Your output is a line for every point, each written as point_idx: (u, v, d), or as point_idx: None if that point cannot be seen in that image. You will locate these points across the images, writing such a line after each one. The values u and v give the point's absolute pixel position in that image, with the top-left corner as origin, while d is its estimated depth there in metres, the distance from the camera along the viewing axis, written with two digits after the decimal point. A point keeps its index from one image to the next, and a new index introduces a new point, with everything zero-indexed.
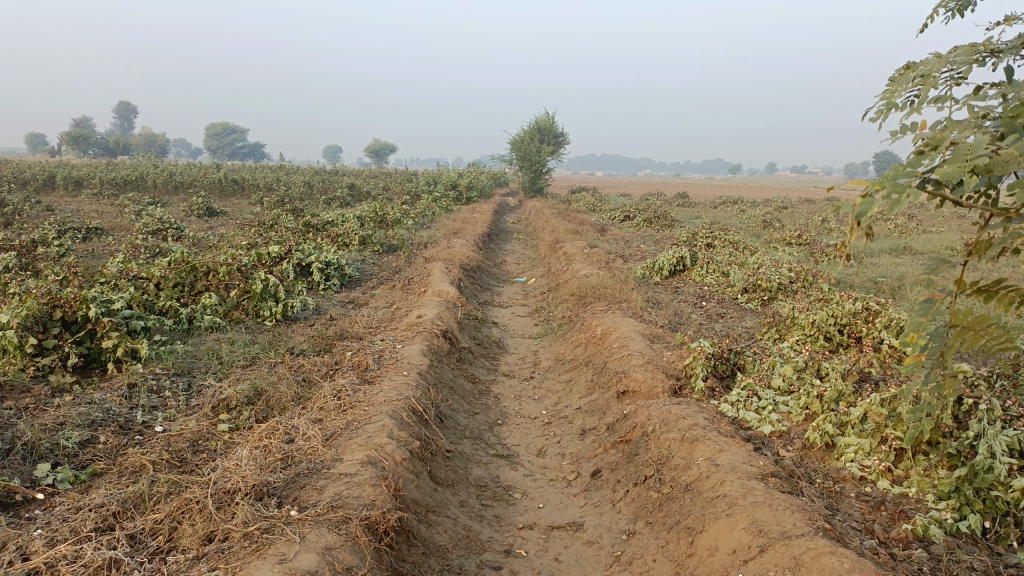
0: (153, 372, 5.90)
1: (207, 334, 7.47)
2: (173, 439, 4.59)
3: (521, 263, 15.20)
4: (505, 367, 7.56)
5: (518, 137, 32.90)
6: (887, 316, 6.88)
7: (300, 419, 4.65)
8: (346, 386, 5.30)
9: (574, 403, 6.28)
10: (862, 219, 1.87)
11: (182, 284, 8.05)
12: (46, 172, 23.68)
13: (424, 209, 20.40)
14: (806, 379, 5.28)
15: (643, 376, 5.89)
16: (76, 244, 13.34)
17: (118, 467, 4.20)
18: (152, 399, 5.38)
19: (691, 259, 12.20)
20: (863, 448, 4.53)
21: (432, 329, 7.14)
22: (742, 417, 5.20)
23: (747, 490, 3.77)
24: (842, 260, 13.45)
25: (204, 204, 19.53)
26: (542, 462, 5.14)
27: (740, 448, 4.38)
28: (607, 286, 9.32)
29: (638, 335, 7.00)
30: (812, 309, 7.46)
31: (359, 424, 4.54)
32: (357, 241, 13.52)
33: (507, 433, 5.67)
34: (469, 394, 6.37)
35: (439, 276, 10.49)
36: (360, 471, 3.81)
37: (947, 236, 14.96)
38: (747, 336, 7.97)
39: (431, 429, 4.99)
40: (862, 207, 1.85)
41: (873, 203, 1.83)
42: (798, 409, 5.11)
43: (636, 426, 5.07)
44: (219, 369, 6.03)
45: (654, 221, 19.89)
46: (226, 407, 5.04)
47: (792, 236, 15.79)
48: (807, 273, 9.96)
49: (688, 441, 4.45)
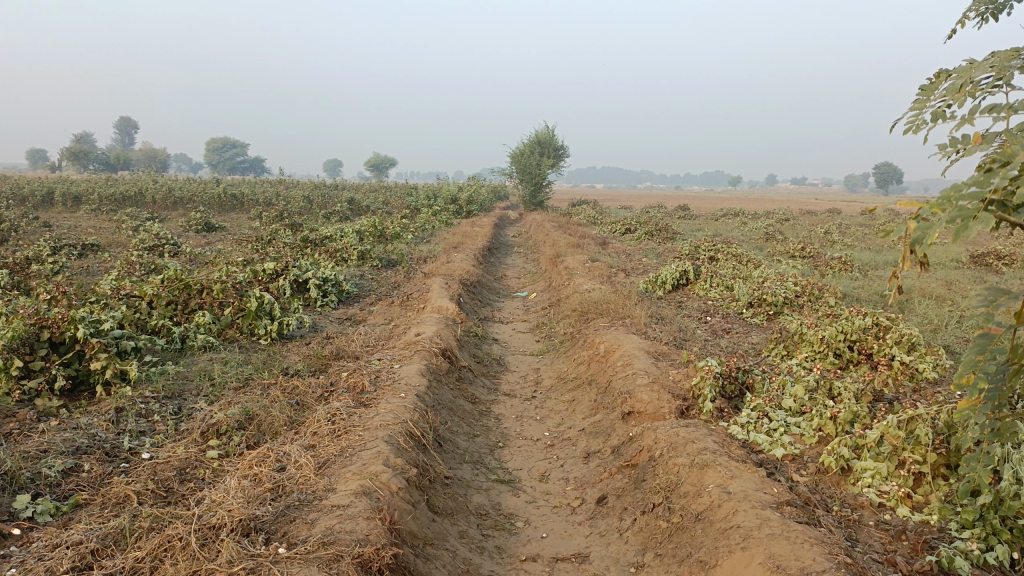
0: (142, 395, 5.70)
1: (200, 353, 7.28)
2: (160, 467, 4.39)
3: (522, 278, 15.04)
4: (506, 386, 7.36)
5: (518, 150, 32.77)
6: (898, 332, 6.70)
7: (293, 445, 4.47)
8: (341, 410, 5.11)
9: (577, 424, 6.08)
10: (921, 243, 2.00)
11: (175, 302, 7.87)
12: (44, 188, 23.51)
13: (423, 224, 20.26)
14: (818, 400, 5.09)
15: (649, 396, 5.69)
16: (71, 262, 13.17)
17: (102, 498, 4.00)
18: (140, 424, 5.19)
19: (694, 273, 12.02)
20: (880, 473, 4.34)
21: (431, 348, 6.96)
22: (752, 439, 5.00)
23: (762, 521, 3.57)
24: (847, 273, 13.30)
25: (203, 219, 19.39)
26: (544, 488, 4.94)
27: (752, 474, 4.18)
28: (610, 302, 9.14)
29: (643, 353, 6.81)
30: (820, 325, 7.28)
31: (353, 450, 4.35)
32: (355, 256, 13.36)
33: (508, 457, 5.47)
34: (469, 415, 6.17)
35: (438, 292, 10.32)
36: (353, 502, 3.61)
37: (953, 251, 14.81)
38: (753, 353, 7.78)
39: (429, 454, 4.79)
40: (920, 232, 1.97)
41: (931, 229, 1.97)
42: (811, 431, 4.91)
43: (643, 449, 4.87)
44: (210, 391, 5.84)
45: (656, 234, 19.75)
46: (216, 432, 4.85)
47: (795, 249, 15.63)
48: (813, 287, 9.79)
49: (698, 467, 4.25)
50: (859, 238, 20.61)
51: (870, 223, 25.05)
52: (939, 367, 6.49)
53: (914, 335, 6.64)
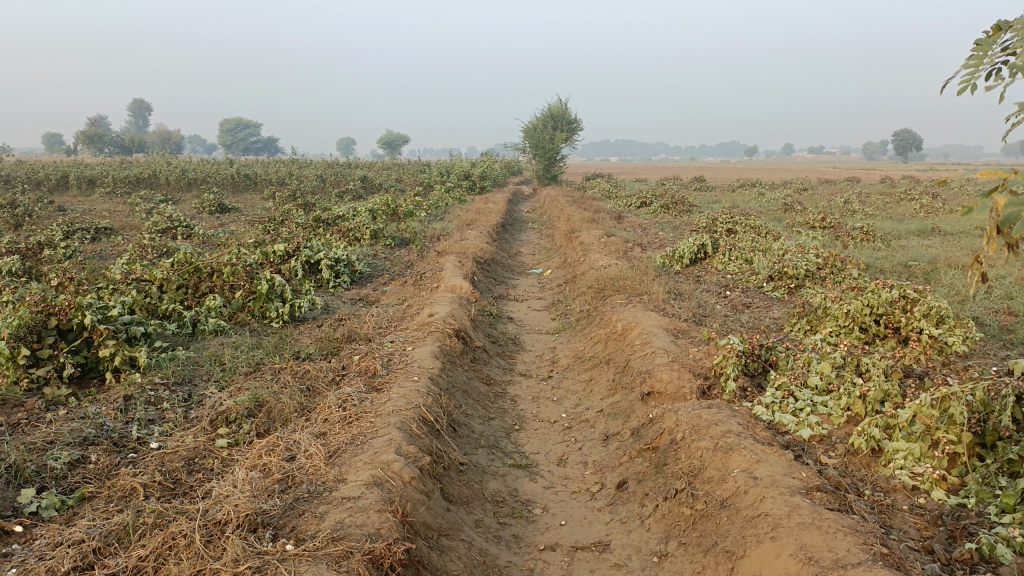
0: (152, 382, 5.60)
1: (211, 338, 7.18)
2: (167, 458, 4.29)
3: (537, 254, 14.86)
4: (522, 366, 7.21)
5: (531, 124, 32.38)
6: (926, 304, 6.47)
7: (303, 433, 4.34)
8: (352, 395, 4.96)
9: (595, 405, 5.93)
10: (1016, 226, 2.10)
11: (185, 286, 7.76)
12: (59, 171, 23.49)
13: (437, 201, 20.08)
14: (846, 378, 4.89)
15: (669, 376, 5.52)
16: (85, 246, 13.12)
17: (108, 491, 3.90)
18: (149, 412, 5.10)
19: (712, 246, 11.77)
20: (913, 454, 4.15)
21: (444, 329, 6.80)
22: (778, 420, 4.82)
23: (792, 509, 3.41)
24: (868, 244, 12.99)
25: (216, 200, 19.31)
26: (562, 473, 4.79)
27: (780, 457, 4.00)
28: (627, 278, 8.95)
29: (662, 330, 6.63)
30: (845, 299, 7.04)
31: (365, 438, 4.21)
32: (368, 235, 13.22)
33: (524, 440, 5.32)
34: (484, 397, 6.03)
35: (452, 270, 10.15)
36: (364, 494, 3.48)
37: (978, 229, 14.48)
38: (775, 328, 7.56)
39: (443, 440, 4.66)
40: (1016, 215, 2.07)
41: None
42: (839, 411, 4.73)
43: (664, 432, 4.71)
44: (221, 377, 5.73)
45: (672, 206, 19.44)
46: (225, 420, 4.73)
47: (815, 220, 15.32)
48: (835, 259, 9.53)
49: (722, 451, 4.09)
50: (879, 207, 20.21)
51: (890, 191, 24.58)
52: (969, 341, 6.27)
53: (943, 308, 6.41)
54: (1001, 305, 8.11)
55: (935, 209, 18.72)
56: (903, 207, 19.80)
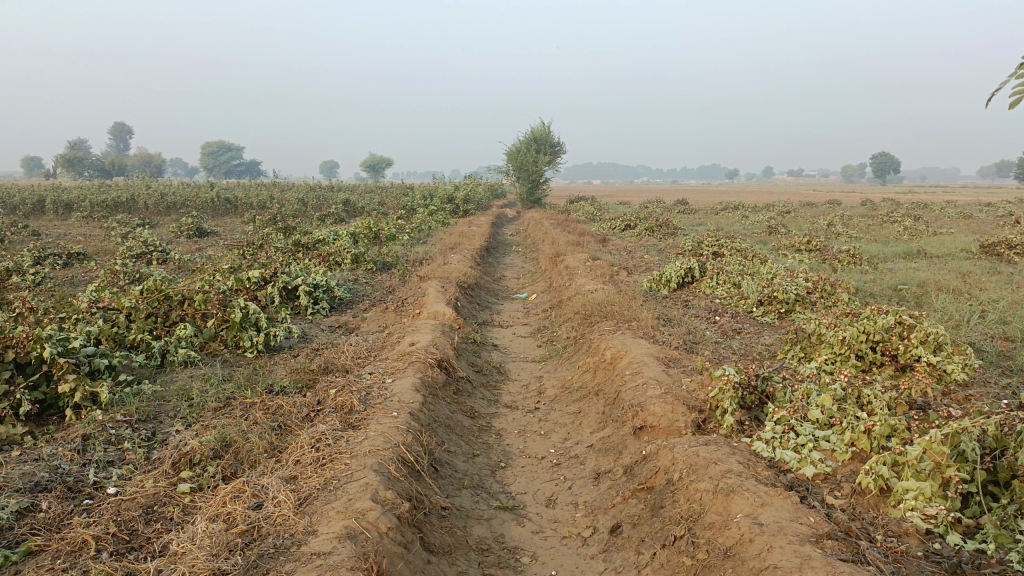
0: (113, 419, 5.25)
1: (180, 370, 6.85)
2: (124, 506, 3.96)
3: (521, 278, 14.63)
4: (507, 397, 6.91)
5: (514, 147, 32.30)
6: (924, 331, 6.26)
7: (272, 477, 4.03)
8: (327, 433, 4.65)
9: (585, 440, 5.64)
10: None
11: (155, 314, 7.41)
12: (35, 196, 23.04)
13: (419, 224, 19.84)
14: (848, 410, 4.64)
15: (662, 409, 5.25)
16: (56, 272, 12.73)
17: (58, 544, 3.56)
18: (109, 453, 4.75)
19: (699, 269, 11.56)
20: (924, 494, 3.87)
21: (426, 359, 6.51)
22: (779, 457, 4.55)
23: (803, 561, 3.14)
24: (856, 267, 12.86)
25: (194, 224, 18.96)
26: (552, 515, 4.50)
27: (785, 501, 3.73)
28: (615, 304, 8.71)
29: (652, 359, 6.36)
30: (840, 325, 6.81)
31: (339, 482, 3.91)
32: (349, 259, 12.93)
33: (510, 479, 5.02)
34: (468, 432, 5.73)
35: (434, 296, 9.86)
36: (336, 549, 3.18)
37: (964, 253, 14.40)
38: (768, 355, 7.32)
39: (424, 482, 4.35)
40: None
41: None
42: (843, 446, 4.46)
43: (659, 471, 4.43)
44: (188, 413, 5.39)
45: (657, 229, 19.29)
46: (188, 462, 4.40)
47: (801, 243, 15.20)
48: (825, 282, 9.35)
49: (722, 493, 3.82)
50: (863, 229, 20.20)
51: (873, 213, 24.62)
52: (969, 368, 6.06)
53: (941, 334, 6.19)
54: (996, 330, 7.93)
55: (919, 230, 18.72)
56: (886, 229, 19.78)
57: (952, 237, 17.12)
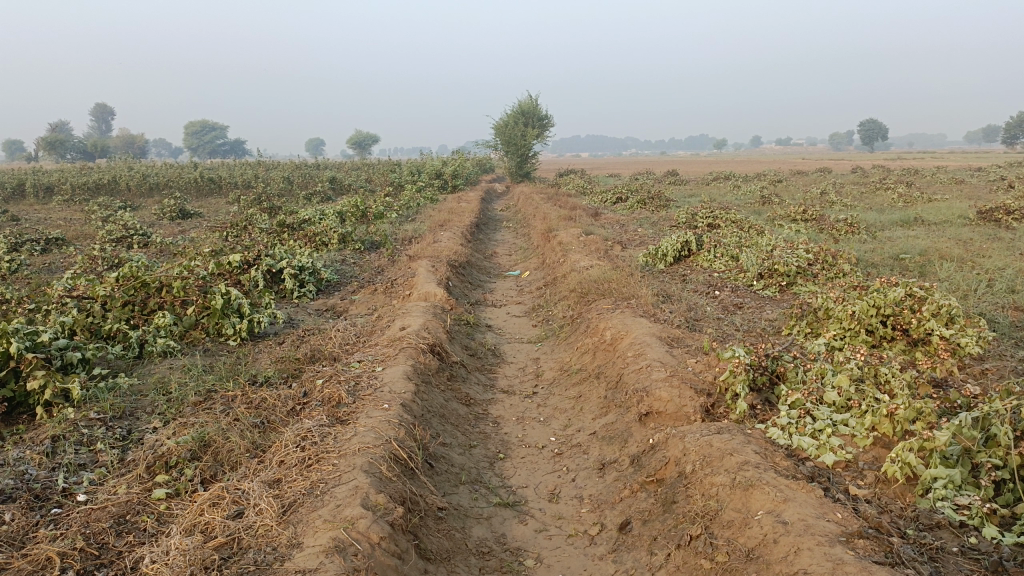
0: (86, 418, 4.92)
1: (159, 361, 6.51)
2: (94, 517, 3.65)
3: (513, 254, 14.30)
4: (503, 382, 6.61)
5: (501, 121, 31.80)
6: (936, 303, 5.96)
7: (253, 482, 3.73)
8: (313, 430, 4.34)
9: (587, 427, 5.37)
10: None
11: (132, 303, 7.05)
12: (14, 180, 22.47)
13: (408, 201, 19.44)
14: (868, 392, 4.35)
15: (668, 393, 4.97)
16: (34, 259, 12.32)
17: (19, 563, 3.21)
18: (80, 456, 4.43)
19: (696, 243, 11.24)
20: (954, 483, 3.63)
21: (418, 345, 6.19)
22: (796, 445, 4.28)
23: (835, 566, 2.87)
24: (855, 237, 12.58)
25: (177, 206, 18.50)
26: (555, 511, 4.22)
27: (809, 495, 3.46)
28: (612, 281, 8.39)
29: (655, 339, 6.07)
30: (848, 299, 6.52)
31: (327, 486, 3.60)
32: (336, 239, 12.56)
33: (510, 472, 4.74)
34: (463, 421, 5.44)
35: (425, 276, 9.54)
36: (322, 566, 2.89)
37: (963, 220, 14.10)
38: (772, 332, 7.04)
39: (418, 480, 4.06)
40: None
41: None
42: (864, 431, 4.19)
43: (670, 462, 4.17)
44: (166, 409, 5.07)
45: (649, 201, 18.94)
46: (164, 465, 4.09)
47: (796, 213, 14.88)
48: (826, 253, 9.05)
49: (741, 488, 3.56)
50: (856, 197, 19.92)
51: (865, 180, 24.33)
52: (983, 341, 5.80)
53: (954, 306, 5.92)
54: (1006, 299, 7.66)
55: (914, 197, 18.46)
56: (880, 197, 19.49)
57: (948, 203, 16.82)
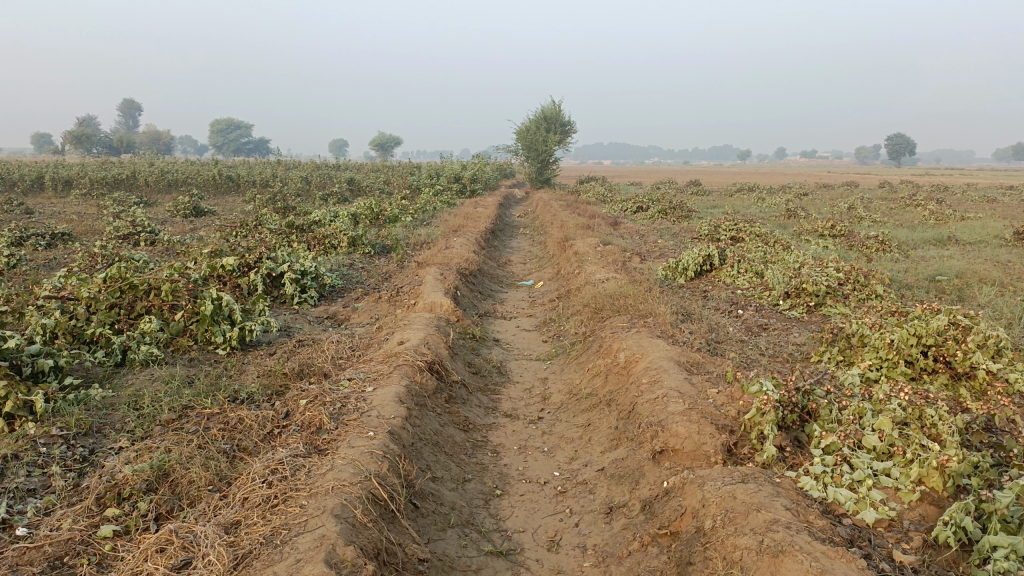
0: (47, 433, 4.42)
1: (140, 370, 6.07)
2: (26, 558, 3.17)
3: (528, 263, 13.85)
4: (507, 404, 6.13)
5: (523, 126, 31.39)
6: (983, 333, 5.38)
7: (207, 525, 3.27)
8: (285, 462, 3.89)
9: (595, 461, 4.88)
10: None
11: (117, 306, 6.59)
12: (33, 173, 22.30)
13: (424, 205, 19.05)
14: (914, 438, 3.81)
15: (686, 429, 4.46)
16: (38, 254, 12.00)
17: None
18: (30, 480, 3.94)
19: (719, 257, 10.70)
20: None
21: (415, 362, 5.72)
22: (832, 497, 3.75)
23: None
24: (887, 255, 11.97)
25: (190, 203, 18.21)
26: (554, 564, 3.74)
27: (850, 566, 2.93)
28: (629, 296, 7.89)
29: (672, 364, 5.56)
30: (885, 325, 5.96)
31: (289, 534, 3.14)
32: (345, 242, 12.16)
33: (506, 513, 4.26)
34: (459, 450, 4.97)
35: (432, 284, 9.08)
36: None
37: (1001, 241, 13.40)
38: (800, 359, 6.50)
39: (398, 525, 3.59)
40: None
41: None
42: (909, 484, 3.65)
43: (687, 513, 3.68)
44: (136, 428, 4.61)
45: (671, 211, 18.37)
46: (116, 496, 3.63)
47: (824, 227, 14.30)
48: (858, 272, 8.47)
49: (771, 553, 3.04)
50: (885, 213, 19.23)
51: (893, 196, 23.60)
52: None
53: (1002, 337, 5.36)
54: None
55: (945, 215, 17.78)
56: (910, 213, 18.80)
57: (981, 222, 16.15)
